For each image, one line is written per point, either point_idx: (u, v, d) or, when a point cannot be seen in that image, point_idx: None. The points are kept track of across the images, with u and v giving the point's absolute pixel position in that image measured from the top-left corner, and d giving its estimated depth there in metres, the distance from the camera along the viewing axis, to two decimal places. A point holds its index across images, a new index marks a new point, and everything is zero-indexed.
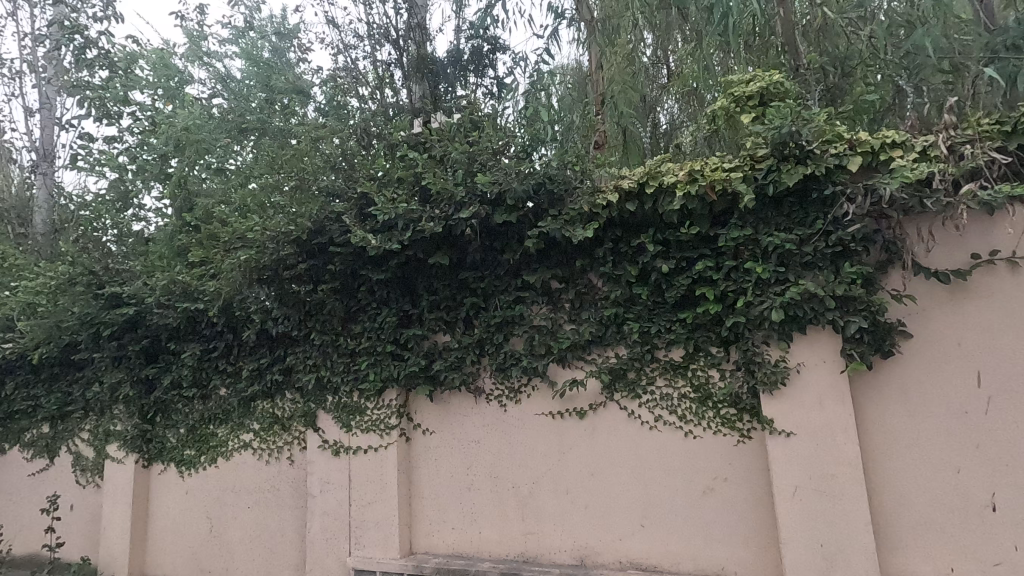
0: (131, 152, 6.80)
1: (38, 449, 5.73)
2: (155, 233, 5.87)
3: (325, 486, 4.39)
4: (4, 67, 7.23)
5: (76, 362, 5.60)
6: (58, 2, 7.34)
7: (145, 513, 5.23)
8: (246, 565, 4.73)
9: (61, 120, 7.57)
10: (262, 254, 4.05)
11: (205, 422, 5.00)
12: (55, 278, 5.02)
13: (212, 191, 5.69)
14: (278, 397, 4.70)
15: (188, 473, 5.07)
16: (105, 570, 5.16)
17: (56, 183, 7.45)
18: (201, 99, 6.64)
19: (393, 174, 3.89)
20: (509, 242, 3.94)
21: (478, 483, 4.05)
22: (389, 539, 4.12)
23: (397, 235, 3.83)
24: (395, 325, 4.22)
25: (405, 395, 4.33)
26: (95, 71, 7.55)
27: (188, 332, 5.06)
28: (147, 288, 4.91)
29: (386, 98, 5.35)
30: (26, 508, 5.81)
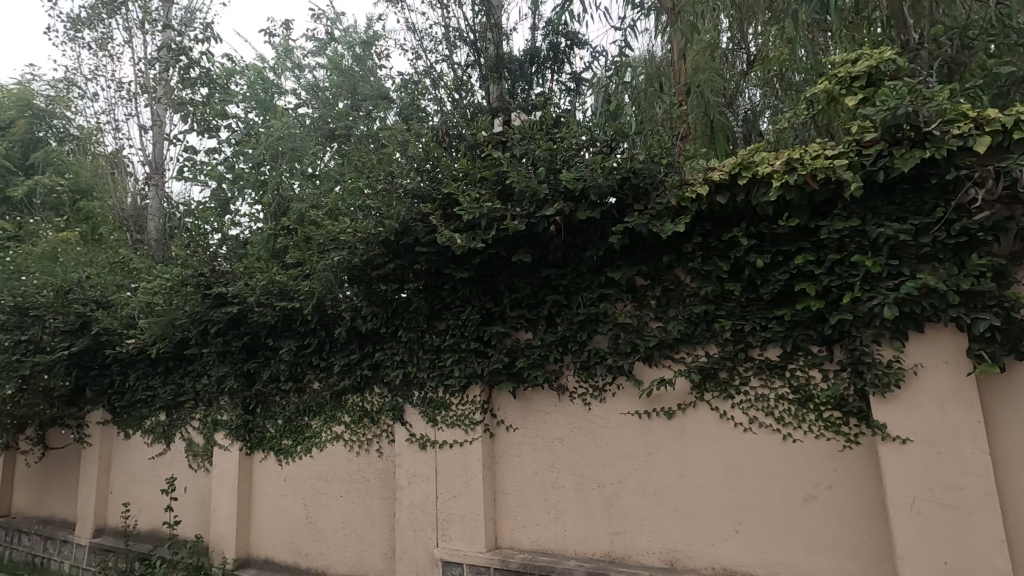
0: (230, 162, 7.35)
1: (157, 435, 6.32)
2: (252, 236, 6.30)
3: (412, 479, 4.53)
4: (122, 90, 8.00)
5: (187, 356, 6.11)
6: (166, 28, 8.06)
7: (248, 497, 5.62)
8: (339, 551, 4.97)
9: (170, 136, 8.28)
10: (353, 255, 4.21)
11: (300, 414, 5.31)
12: (170, 279, 5.50)
13: (301, 196, 6.01)
14: (367, 391, 4.92)
15: (286, 462, 5.40)
16: (215, 549, 5.59)
17: (166, 193, 8.19)
18: (291, 109, 7.08)
19: (477, 174, 3.94)
20: (592, 239, 3.90)
21: (562, 481, 4.04)
22: (475, 533, 4.19)
23: (481, 234, 3.86)
24: (478, 323, 4.28)
25: (488, 391, 4.38)
26: (198, 90, 8.21)
27: (285, 329, 5.38)
28: (248, 288, 5.26)
29: (463, 99, 5.49)
30: (147, 488, 6.42)
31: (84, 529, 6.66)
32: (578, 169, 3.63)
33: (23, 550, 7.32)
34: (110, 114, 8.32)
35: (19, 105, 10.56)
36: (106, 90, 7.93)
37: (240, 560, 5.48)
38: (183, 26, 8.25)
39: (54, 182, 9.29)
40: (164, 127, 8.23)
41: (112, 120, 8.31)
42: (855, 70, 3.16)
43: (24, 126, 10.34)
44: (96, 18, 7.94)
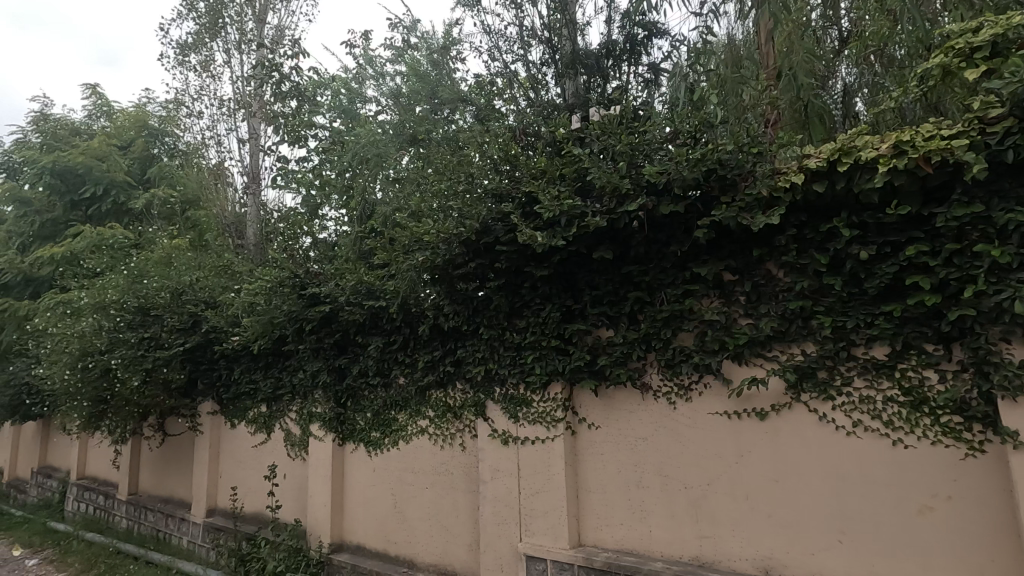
0: (318, 169, 7.81)
1: (259, 425, 6.83)
2: (340, 239, 6.67)
3: (495, 474, 4.62)
4: (223, 107, 8.69)
5: (284, 352, 6.55)
6: (260, 47, 8.67)
7: (341, 486, 5.95)
8: (426, 540, 5.14)
9: (265, 147, 8.90)
10: (436, 255, 4.33)
11: (388, 408, 5.55)
12: (269, 281, 5.92)
13: (385, 199, 6.28)
14: (450, 387, 5.06)
15: (375, 453, 5.66)
16: (312, 533, 5.97)
17: (262, 200, 8.83)
18: (374, 116, 7.42)
19: (557, 172, 3.93)
20: (676, 234, 3.80)
21: (647, 481, 3.96)
22: (559, 529, 4.20)
23: (561, 232, 3.85)
24: (559, 320, 4.29)
25: (569, 388, 4.37)
26: (288, 103, 8.76)
27: (372, 327, 5.63)
28: (339, 288, 5.56)
29: (538, 97, 5.58)
30: (251, 473, 6.96)
31: (199, 509, 7.33)
32: (661, 163, 3.54)
33: (148, 525, 8.17)
34: (213, 130, 9.06)
35: (136, 125, 11.72)
36: (210, 108, 8.64)
37: (335, 544, 5.81)
38: (275, 44, 8.84)
39: (167, 194, 10.26)
40: (260, 139, 8.85)
41: (215, 135, 9.05)
42: (977, 40, 2.86)
43: (141, 145, 11.48)
44: (201, 43, 8.67)
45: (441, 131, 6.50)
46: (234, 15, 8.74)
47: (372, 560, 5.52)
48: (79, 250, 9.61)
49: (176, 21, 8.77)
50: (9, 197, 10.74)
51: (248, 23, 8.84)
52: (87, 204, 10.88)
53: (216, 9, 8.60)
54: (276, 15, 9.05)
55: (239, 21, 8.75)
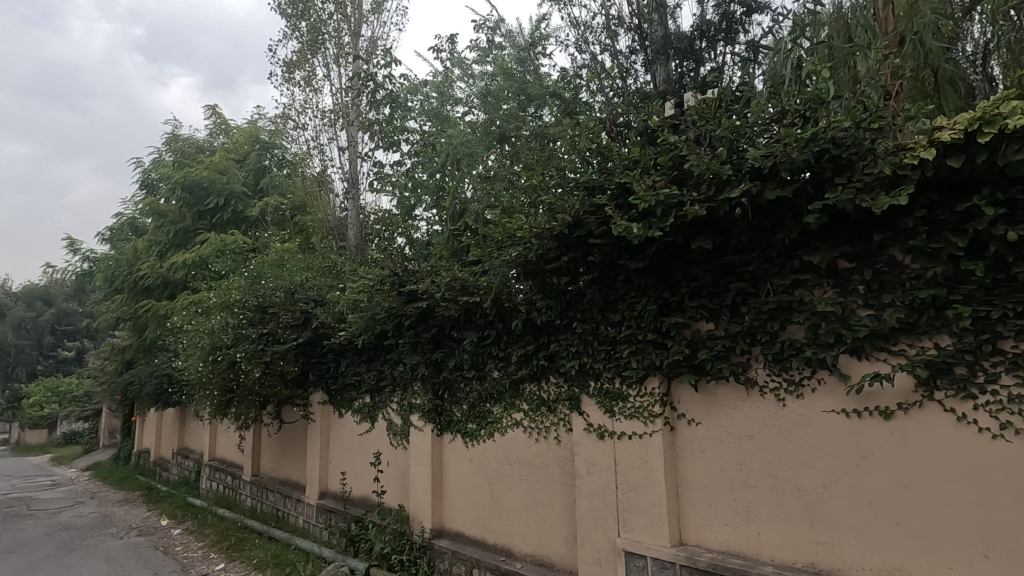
0: (411, 171, 8.15)
1: (364, 415, 7.27)
2: (432, 237, 6.94)
3: (591, 468, 4.60)
4: (325, 118, 9.30)
5: (385, 346, 6.91)
6: (356, 59, 9.19)
7: (440, 474, 6.19)
8: (522, 531, 5.23)
9: (362, 153, 9.43)
10: (529, 250, 4.37)
11: (483, 400, 5.70)
12: (371, 279, 6.27)
13: (476, 197, 6.44)
14: (544, 380, 5.10)
15: (471, 444, 5.84)
16: (414, 518, 6.27)
17: (361, 203, 9.37)
18: (463, 117, 7.65)
19: (651, 161, 3.84)
20: (782, 220, 3.58)
21: (754, 481, 3.77)
22: (659, 527, 4.11)
23: (657, 223, 3.75)
24: (655, 313, 4.18)
25: (667, 383, 4.26)
26: (382, 110, 9.20)
27: (467, 322, 5.79)
28: (435, 285, 5.77)
29: (627, 85, 5.51)
30: (358, 460, 7.42)
31: (313, 491, 7.94)
32: (766, 145, 3.34)
33: (269, 504, 8.98)
34: (315, 140, 9.73)
35: (250, 140, 12.84)
36: (313, 120, 9.27)
37: (435, 530, 6.07)
38: (369, 55, 9.33)
39: (278, 201, 11.18)
40: (357, 146, 9.39)
41: (318, 145, 9.71)
42: None
43: (254, 157, 12.57)
44: (303, 60, 9.31)
45: (528, 127, 6.55)
46: (332, 30, 9.31)
47: (471, 547, 5.70)
48: (207, 255, 10.73)
49: (281, 42, 9.49)
50: (149, 210, 12.19)
51: (345, 37, 9.39)
52: (212, 213, 12.10)
53: (316, 26, 9.19)
54: (369, 27, 9.54)
55: (337, 36, 9.31)
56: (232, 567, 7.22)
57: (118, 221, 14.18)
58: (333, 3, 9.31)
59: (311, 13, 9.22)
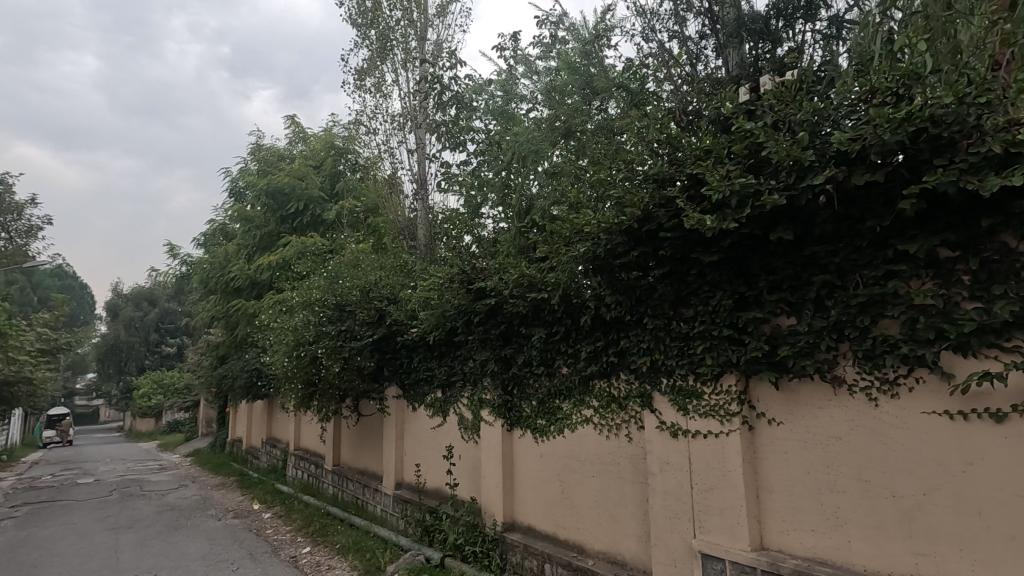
0: (477, 170, 8.26)
1: (436, 409, 7.48)
2: (499, 234, 7.02)
3: (664, 467, 4.50)
4: (394, 121, 9.61)
5: (455, 342, 7.07)
6: (423, 63, 9.43)
7: (510, 469, 6.27)
8: (594, 528, 5.20)
9: (430, 155, 9.67)
10: (597, 246, 4.31)
11: (552, 396, 5.70)
12: (442, 277, 6.43)
13: (543, 194, 6.43)
14: (614, 377, 5.04)
15: (541, 439, 5.87)
16: (486, 510, 6.38)
17: (429, 203, 9.62)
18: (528, 113, 7.68)
19: (725, 150, 3.70)
20: (873, 207, 3.34)
21: (843, 485, 3.55)
22: (737, 529, 3.96)
23: (732, 214, 3.60)
24: (731, 308, 4.02)
25: (745, 381, 4.09)
26: (448, 111, 9.36)
27: (535, 318, 5.80)
28: (503, 282, 5.83)
29: (700, 71, 5.37)
30: (431, 452, 7.65)
31: (389, 481, 8.27)
32: (853, 128, 3.14)
33: (349, 493, 9.44)
34: (385, 144, 10.07)
35: (325, 147, 13.48)
36: (384, 124, 9.61)
37: (507, 523, 6.15)
38: (435, 58, 9.53)
39: (353, 205, 11.68)
40: (425, 148, 9.63)
41: (388, 148, 10.05)
42: None
43: (329, 163, 13.20)
44: (373, 67, 9.65)
45: (594, 121, 6.48)
46: (399, 36, 9.61)
47: (543, 541, 5.73)
48: (289, 257, 11.40)
49: (353, 51, 9.90)
50: (238, 216, 13.11)
51: (412, 42, 9.68)
52: (293, 217, 12.83)
53: (385, 34, 9.53)
54: (435, 31, 9.77)
55: (404, 42, 9.60)
56: (317, 551, 7.66)
57: (211, 227, 15.33)
58: (400, 10, 9.62)
59: (380, 21, 9.58)
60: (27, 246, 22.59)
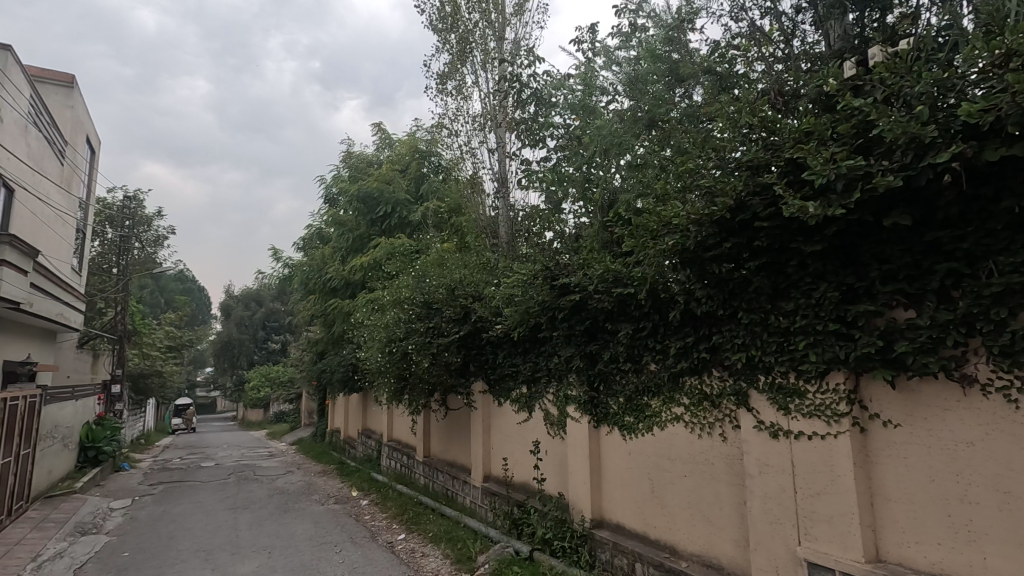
0: (556, 166, 8.22)
1: (521, 405, 7.58)
2: (582, 230, 7.01)
3: (764, 469, 4.27)
4: (475, 122, 9.76)
5: (539, 338, 7.12)
6: (502, 63, 9.54)
7: (598, 465, 6.22)
8: (687, 529, 5.04)
9: (510, 153, 9.77)
10: (686, 238, 4.13)
11: (640, 393, 5.58)
12: (526, 274, 6.49)
13: (627, 187, 6.30)
14: (706, 374, 4.86)
15: (629, 437, 5.77)
16: (574, 507, 6.38)
17: (510, 201, 9.74)
18: (609, 105, 7.59)
19: (828, 130, 3.44)
20: (1009, 185, 3.01)
21: (976, 495, 3.20)
22: (848, 539, 3.68)
23: (838, 199, 3.35)
24: (837, 301, 3.73)
25: (855, 379, 3.79)
26: (527, 109, 9.39)
27: (620, 314, 5.69)
28: (587, 278, 5.78)
29: (796, 50, 5.18)
30: (518, 447, 7.75)
31: (478, 473, 8.49)
32: (985, 97, 2.81)
33: (439, 484, 9.80)
34: (467, 145, 10.29)
35: (410, 151, 13.79)
36: (465, 126, 9.83)
37: (595, 520, 6.11)
38: (513, 57, 9.58)
39: (437, 206, 12.07)
40: (506, 146, 9.74)
41: (469, 149, 10.26)
42: None
43: (414, 166, 13.69)
44: (454, 70, 9.88)
45: (679, 109, 6.27)
46: (478, 38, 9.79)
47: (633, 540, 5.64)
48: (379, 258, 11.97)
49: (434, 56, 10.19)
50: (333, 221, 13.95)
51: (491, 43, 9.83)
52: (381, 220, 13.47)
53: (465, 37, 9.74)
54: (513, 30, 9.85)
55: (483, 43, 9.76)
56: (411, 538, 8.03)
57: (309, 232, 16.42)
58: (479, 12, 9.79)
59: (460, 25, 9.79)
60: (156, 254, 25.37)
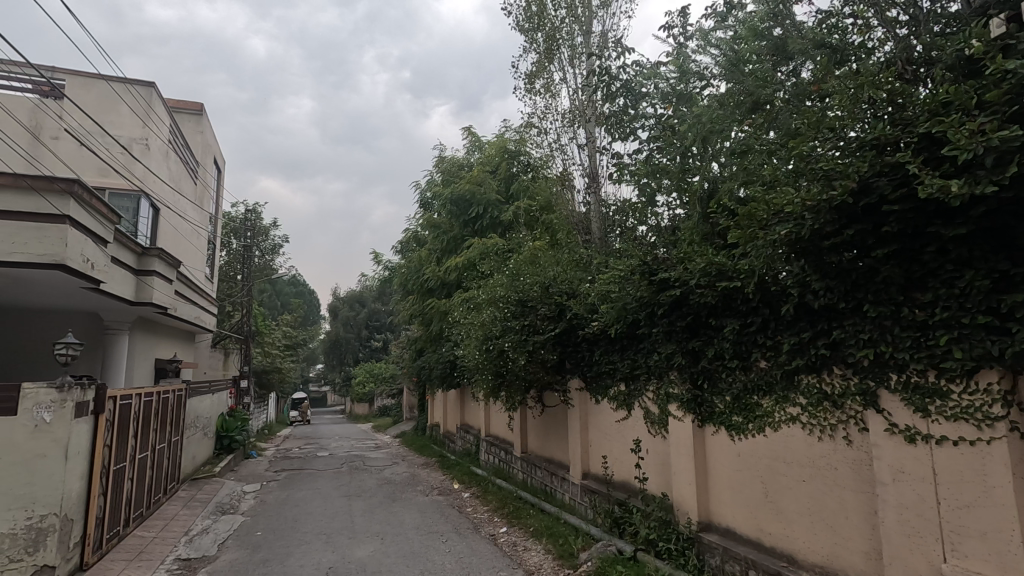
0: (650, 157, 7.96)
1: (619, 402, 7.47)
2: (679, 221, 6.85)
3: (898, 476, 3.88)
4: (564, 119, 9.80)
5: (637, 335, 6.97)
6: (590, 57, 9.45)
7: (704, 467, 5.98)
8: (808, 538, 4.70)
9: (600, 147, 9.63)
10: (801, 227, 3.85)
11: (749, 392, 5.28)
12: (622, 269, 6.38)
13: (728, 176, 6.02)
14: (826, 372, 4.51)
15: (738, 437, 5.49)
16: (679, 508, 6.17)
17: (602, 196, 9.60)
18: (704, 90, 7.33)
19: (973, 99, 3.10)
20: None
21: None
22: (1007, 559, 3.26)
23: (987, 175, 3.00)
24: (987, 291, 3.34)
25: (1011, 378, 3.35)
26: (617, 101, 9.00)
27: (725, 308, 5.42)
28: (688, 272, 5.56)
29: (926, 10, 4.75)
30: (618, 445, 7.64)
31: (576, 470, 8.48)
32: None
33: (538, 479, 9.90)
34: (556, 142, 10.28)
35: (500, 151, 13.86)
36: (555, 123, 9.83)
37: (703, 523, 5.88)
38: (602, 50, 9.42)
39: (528, 204, 12.19)
40: (596, 140, 9.62)
41: (559, 146, 10.23)
42: None
43: (504, 166, 13.77)
44: (542, 69, 9.90)
45: (787, 89, 5.86)
46: (565, 34, 9.77)
47: (745, 546, 5.36)
48: (473, 258, 12.30)
49: (522, 56, 10.28)
50: (428, 224, 14.52)
51: (578, 38, 9.78)
52: (474, 220, 13.83)
53: (552, 34, 9.74)
54: (600, 22, 9.71)
55: (571, 39, 9.73)
56: (513, 531, 8.18)
57: (406, 235, 17.22)
58: (565, 8, 9.75)
59: (546, 23, 9.81)
60: (273, 262, 27.78)
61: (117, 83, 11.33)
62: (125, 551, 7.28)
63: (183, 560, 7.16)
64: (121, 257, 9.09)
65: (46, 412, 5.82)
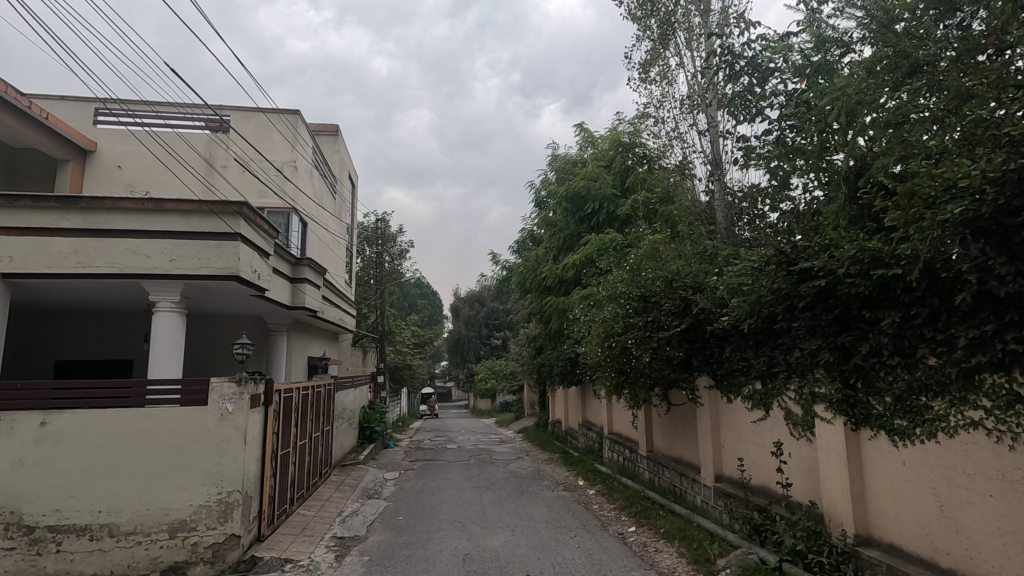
0: (781, 138, 7.34)
1: (756, 402, 7.00)
2: (819, 206, 6.27)
3: None
4: (682, 105, 9.42)
5: (774, 331, 6.49)
6: (710, 37, 8.97)
7: (860, 475, 5.41)
8: (1000, 562, 4.07)
9: (723, 131, 9.10)
10: (981, 202, 3.38)
11: (914, 393, 4.67)
12: (756, 260, 5.97)
13: (880, 152, 5.37)
14: (1018, 371, 3.87)
15: (903, 444, 4.89)
16: (831, 519, 5.65)
17: (726, 183, 9.07)
18: (842, 59, 6.63)
19: None
20: None
21: None
22: None
23: None
24: None
25: None
26: (740, 81, 8.41)
27: (882, 299, 4.88)
28: (835, 260, 5.05)
29: None
30: (756, 447, 7.17)
31: (709, 472, 8.12)
32: None
33: (667, 480, 9.60)
34: (673, 131, 9.90)
35: (614, 145, 13.53)
36: (672, 111, 9.47)
37: (861, 536, 5.33)
38: (723, 28, 8.88)
39: (645, 197, 11.87)
40: (718, 125, 9.11)
41: (677, 134, 9.81)
42: None
43: (619, 160, 13.38)
44: (657, 56, 9.57)
45: (953, 45, 4.87)
46: (681, 17, 9.38)
47: (916, 566, 4.77)
48: (591, 254, 12.23)
49: (635, 46, 10.01)
50: (544, 223, 14.70)
51: (695, 18, 9.36)
52: (590, 217, 13.76)
53: (667, 19, 9.37)
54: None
55: (687, 21, 9.36)
56: (643, 531, 8.03)
57: (522, 235, 17.60)
58: None
59: (660, 8, 9.43)
60: (400, 266, 29.79)
61: (273, 114, 13.01)
62: (292, 526, 8.26)
63: (339, 538, 7.97)
64: (280, 267, 10.34)
65: (229, 402, 6.78)
